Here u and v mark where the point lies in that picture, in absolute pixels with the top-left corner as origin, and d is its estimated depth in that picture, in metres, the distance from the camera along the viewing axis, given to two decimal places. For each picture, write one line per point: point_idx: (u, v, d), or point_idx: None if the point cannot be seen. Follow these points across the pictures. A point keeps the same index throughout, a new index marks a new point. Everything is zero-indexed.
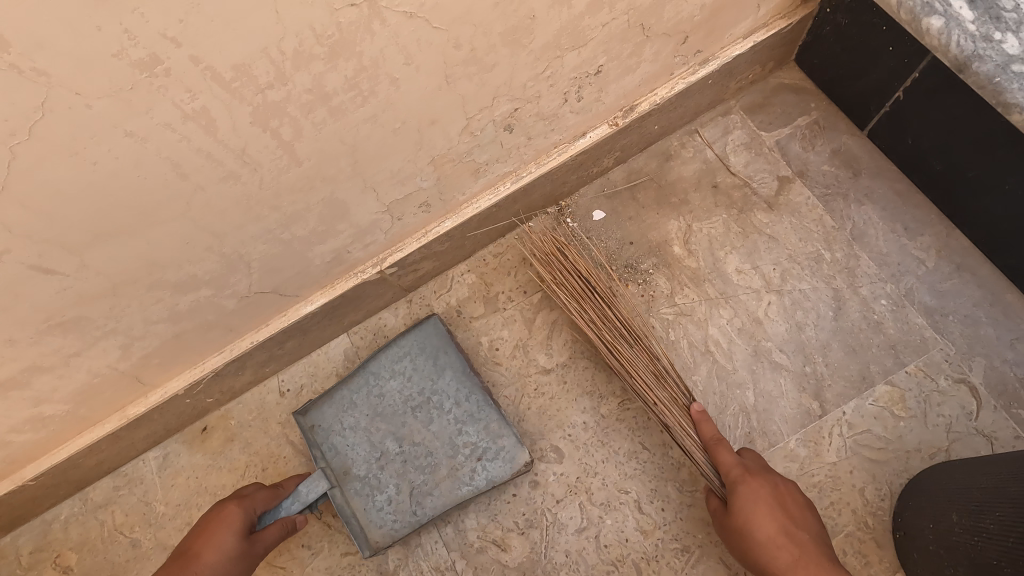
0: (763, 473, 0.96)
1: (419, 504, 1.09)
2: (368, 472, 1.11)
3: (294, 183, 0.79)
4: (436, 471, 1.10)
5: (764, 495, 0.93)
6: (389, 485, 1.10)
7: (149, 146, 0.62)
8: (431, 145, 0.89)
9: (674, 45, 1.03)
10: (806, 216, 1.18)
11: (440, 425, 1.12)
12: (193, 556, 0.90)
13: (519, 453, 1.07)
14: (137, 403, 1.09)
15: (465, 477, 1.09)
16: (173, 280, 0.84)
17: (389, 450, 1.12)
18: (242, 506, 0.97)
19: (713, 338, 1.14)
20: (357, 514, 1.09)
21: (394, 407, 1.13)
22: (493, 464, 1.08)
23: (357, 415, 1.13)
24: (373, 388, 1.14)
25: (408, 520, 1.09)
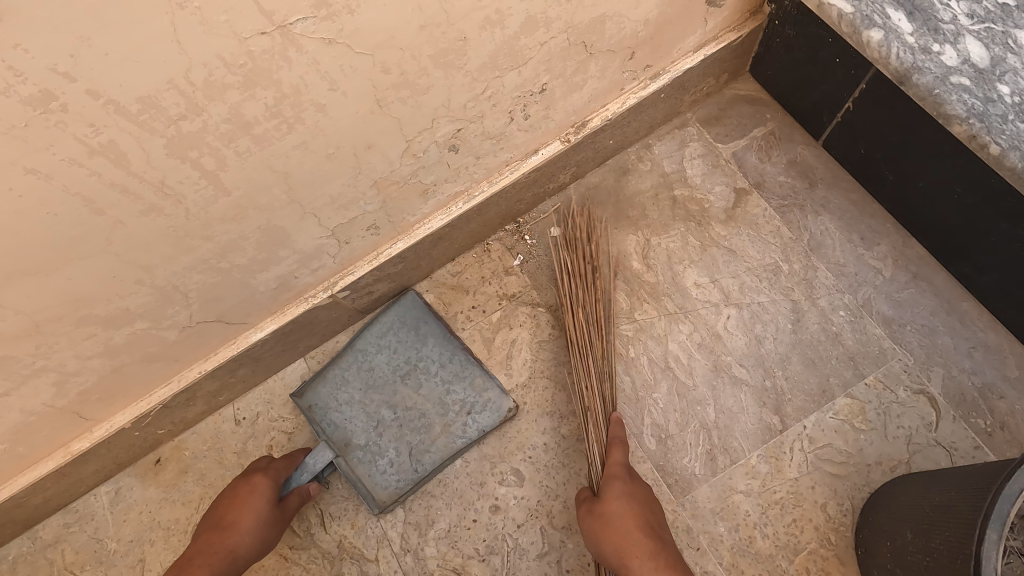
0: (641, 483, 0.99)
1: (419, 461, 1.10)
2: (368, 441, 1.11)
3: (225, 213, 0.77)
4: (431, 429, 1.12)
5: (627, 498, 0.95)
6: (389, 449, 1.11)
7: (54, 183, 0.60)
8: (371, 169, 0.87)
9: (621, 61, 1.02)
10: (764, 228, 1.17)
11: (430, 386, 1.13)
12: (230, 526, 0.97)
13: (503, 401, 1.11)
14: (81, 438, 1.06)
15: (457, 430, 1.11)
16: (104, 315, 0.82)
17: (385, 418, 1.13)
18: (268, 476, 1.02)
19: (673, 354, 1.12)
20: (363, 478, 1.09)
21: (384, 378, 1.14)
22: (480, 416, 1.11)
23: (350, 390, 1.14)
24: (362, 363, 1.15)
25: (411, 476, 1.10)
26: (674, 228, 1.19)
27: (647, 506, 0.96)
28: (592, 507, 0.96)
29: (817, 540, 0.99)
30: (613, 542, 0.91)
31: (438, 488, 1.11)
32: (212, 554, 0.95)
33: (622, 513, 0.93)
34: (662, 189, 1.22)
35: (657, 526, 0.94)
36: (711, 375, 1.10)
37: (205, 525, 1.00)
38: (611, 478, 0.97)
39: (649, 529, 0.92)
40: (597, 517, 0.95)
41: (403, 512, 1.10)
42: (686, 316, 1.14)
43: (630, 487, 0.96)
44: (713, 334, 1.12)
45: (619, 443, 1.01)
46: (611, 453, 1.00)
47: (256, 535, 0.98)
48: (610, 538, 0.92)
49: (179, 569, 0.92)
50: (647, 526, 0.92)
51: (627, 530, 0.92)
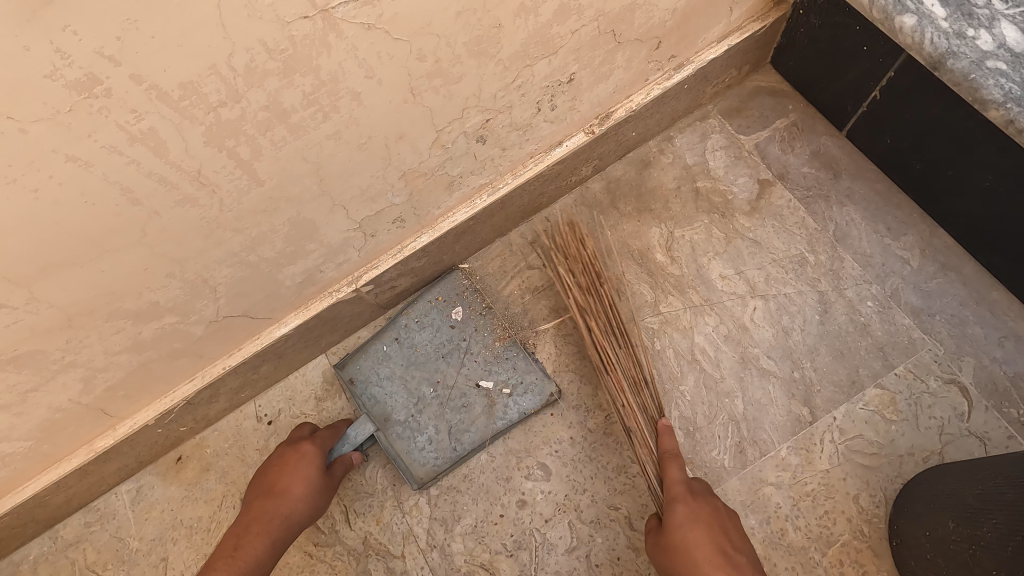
0: (704, 495, 0.94)
1: (458, 440, 1.11)
2: (407, 417, 1.12)
3: (257, 204, 0.76)
4: (472, 409, 1.12)
5: (706, 515, 0.91)
6: (428, 427, 1.11)
7: (93, 171, 0.59)
8: (400, 159, 0.86)
9: (646, 51, 1.01)
10: (788, 219, 1.17)
11: (472, 366, 1.14)
12: (282, 493, 0.97)
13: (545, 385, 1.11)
14: (105, 435, 1.05)
15: (497, 412, 1.11)
16: (134, 308, 0.81)
17: (425, 395, 1.13)
18: (316, 444, 1.02)
19: (699, 346, 1.11)
20: (401, 453, 1.10)
21: (426, 355, 1.15)
22: (521, 399, 1.11)
23: (391, 365, 1.14)
24: (405, 338, 1.16)
25: (450, 455, 1.10)
26: (698, 220, 1.19)
27: (717, 523, 0.91)
28: (659, 539, 0.93)
29: (850, 532, 0.98)
30: (680, 566, 0.88)
31: (465, 483, 1.10)
32: (267, 522, 0.95)
33: (700, 542, 0.88)
34: (685, 181, 1.21)
35: (731, 542, 0.89)
36: (737, 367, 1.09)
37: (255, 491, 1.00)
38: (672, 501, 0.93)
39: (722, 556, 0.87)
40: (665, 549, 0.91)
41: (429, 508, 1.09)
42: (712, 308, 1.13)
43: (695, 511, 0.91)
44: (739, 326, 1.11)
45: (672, 459, 0.96)
46: (667, 470, 0.96)
47: (311, 500, 0.98)
48: (678, 564, 0.88)
49: (238, 538, 0.92)
50: (717, 552, 0.87)
51: (699, 556, 0.87)
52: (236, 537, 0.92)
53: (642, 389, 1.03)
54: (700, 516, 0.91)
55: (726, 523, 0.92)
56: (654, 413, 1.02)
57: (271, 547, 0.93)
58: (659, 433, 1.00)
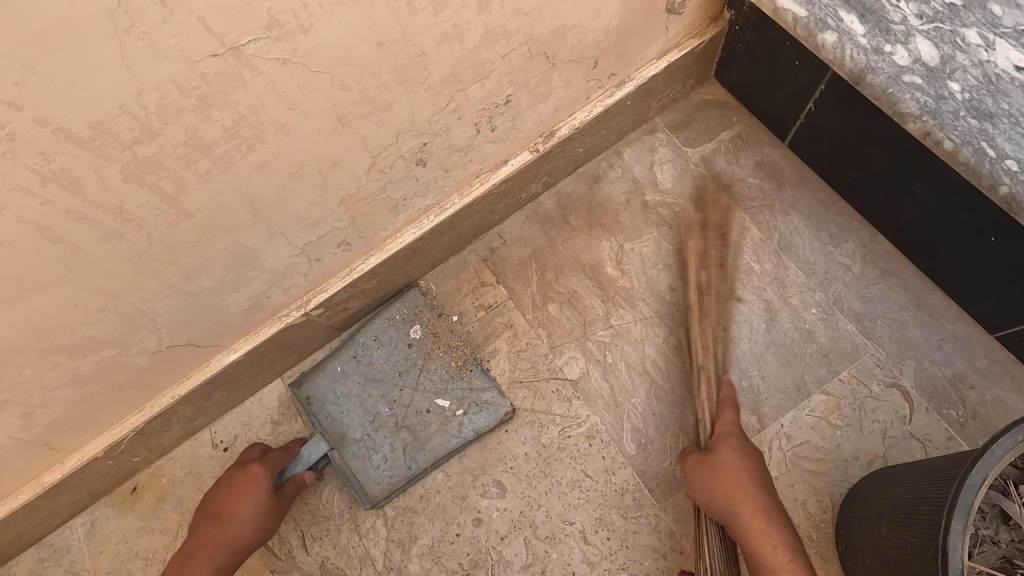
0: (749, 441, 1.00)
1: (414, 459, 1.10)
2: (363, 435, 1.12)
3: (188, 236, 0.77)
4: (427, 427, 1.12)
5: (746, 450, 0.96)
6: (384, 445, 1.11)
7: (6, 213, 0.59)
8: (338, 186, 0.87)
9: (585, 71, 1.03)
10: (734, 229, 1.19)
11: (429, 383, 1.14)
12: (229, 517, 0.97)
13: (501, 403, 1.12)
14: (53, 470, 1.03)
15: (453, 430, 1.11)
16: (69, 344, 0.80)
17: (382, 413, 1.13)
18: (266, 465, 1.02)
19: (650, 358, 1.13)
20: (355, 472, 1.10)
21: (384, 372, 1.15)
22: (477, 416, 1.11)
23: (349, 383, 1.14)
24: (362, 356, 1.16)
25: (405, 473, 1.10)
26: (647, 233, 1.21)
27: (757, 457, 0.97)
28: (702, 457, 0.97)
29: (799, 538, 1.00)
30: (731, 484, 0.92)
31: (421, 504, 1.10)
32: (214, 546, 0.94)
33: (743, 474, 0.92)
34: (633, 194, 1.24)
35: (767, 484, 0.94)
36: (688, 377, 1.11)
37: (203, 516, 0.99)
38: (723, 435, 0.98)
39: (762, 487, 0.92)
40: (710, 470, 0.94)
41: (385, 530, 1.09)
42: (662, 320, 1.15)
43: (743, 443, 0.97)
44: (689, 337, 1.13)
45: (729, 403, 1.02)
46: (722, 414, 1.01)
47: (262, 524, 0.98)
48: (723, 485, 0.92)
49: (183, 564, 0.91)
50: (759, 481, 0.93)
51: (750, 468, 0.94)
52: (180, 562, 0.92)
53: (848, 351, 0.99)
54: (738, 455, 0.95)
55: (757, 463, 0.95)
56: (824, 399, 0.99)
57: (217, 572, 0.92)
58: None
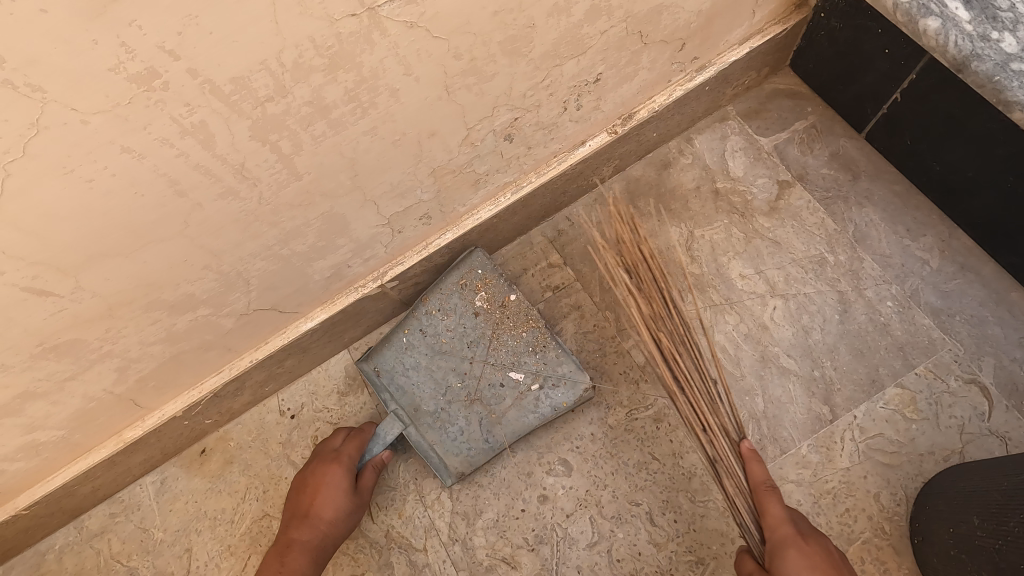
0: (812, 534, 0.89)
1: (490, 432, 1.09)
2: (437, 409, 1.11)
3: (293, 199, 0.78)
4: (502, 400, 1.10)
5: (821, 560, 0.86)
6: (459, 418, 1.10)
7: (145, 163, 0.61)
8: (431, 157, 0.88)
9: (671, 53, 1.03)
10: (807, 220, 1.18)
11: (499, 354, 1.11)
12: (316, 515, 1.02)
13: (579, 378, 1.07)
14: (133, 426, 1.06)
15: (530, 404, 1.09)
16: (171, 300, 0.82)
17: (453, 386, 1.11)
18: (344, 466, 1.04)
19: (719, 345, 1.12)
20: (433, 446, 1.09)
21: (452, 343, 1.12)
22: (553, 390, 1.09)
23: (417, 356, 1.12)
24: (429, 327, 1.13)
25: (482, 447, 1.09)
26: (717, 220, 1.21)
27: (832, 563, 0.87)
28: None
29: (871, 530, 0.99)
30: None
31: (486, 478, 1.11)
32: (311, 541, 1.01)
33: None
34: (704, 181, 1.24)
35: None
36: (758, 365, 1.10)
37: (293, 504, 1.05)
38: (784, 545, 0.87)
39: None
40: None
41: (450, 502, 1.10)
42: (732, 306, 1.15)
43: (809, 554, 0.86)
44: (759, 325, 1.13)
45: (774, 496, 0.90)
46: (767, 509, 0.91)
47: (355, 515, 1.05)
48: None
49: (281, 555, 0.99)
50: None
51: None
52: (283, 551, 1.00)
53: (719, 410, 0.95)
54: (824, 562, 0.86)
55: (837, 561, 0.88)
56: (735, 434, 0.96)
57: (316, 564, 1.01)
58: (743, 457, 0.94)
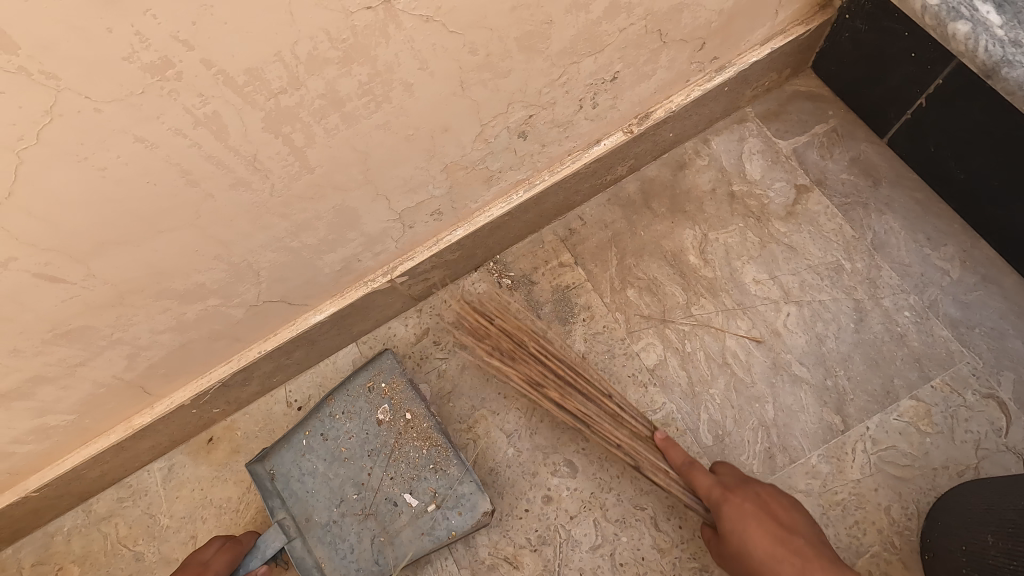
0: (742, 486, 0.92)
1: (382, 553, 1.05)
2: (329, 521, 1.07)
3: (305, 191, 0.78)
4: (397, 518, 1.06)
5: (750, 509, 0.88)
6: (350, 533, 1.06)
7: (158, 152, 0.61)
8: (444, 152, 0.87)
9: (690, 52, 1.01)
10: (825, 225, 1.16)
11: (401, 469, 1.09)
12: None
13: (478, 500, 1.03)
14: (142, 413, 1.07)
15: (424, 526, 1.05)
16: (181, 289, 0.83)
17: (349, 497, 1.08)
18: None
19: (730, 350, 1.11)
20: (319, 562, 1.05)
21: (352, 450, 1.10)
22: (451, 512, 1.05)
23: (315, 461, 1.10)
24: (330, 432, 1.11)
25: (371, 569, 1.04)
26: (732, 223, 1.19)
27: (766, 505, 0.89)
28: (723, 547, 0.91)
29: (881, 543, 0.97)
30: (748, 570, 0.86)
31: (490, 477, 1.10)
32: None
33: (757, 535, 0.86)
34: (720, 184, 1.22)
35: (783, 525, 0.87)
36: (769, 372, 1.08)
37: None
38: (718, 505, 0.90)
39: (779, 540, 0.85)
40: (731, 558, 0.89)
41: None
42: (744, 312, 1.13)
43: (741, 506, 0.89)
44: (772, 331, 1.11)
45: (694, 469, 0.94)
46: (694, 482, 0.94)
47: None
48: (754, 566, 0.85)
49: None
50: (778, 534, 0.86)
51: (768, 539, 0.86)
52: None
53: (621, 422, 1.02)
54: (747, 511, 0.88)
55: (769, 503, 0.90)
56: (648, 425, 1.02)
57: None
58: (663, 449, 0.99)
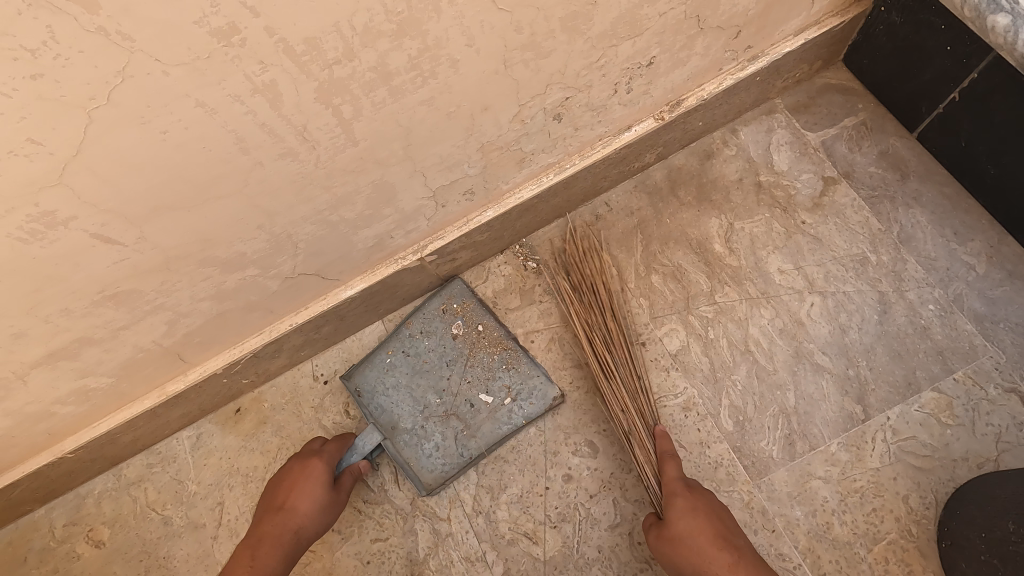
0: (704, 492, 0.96)
1: (465, 446, 1.13)
2: (415, 425, 1.15)
3: (347, 164, 0.80)
4: (477, 415, 1.14)
5: (701, 511, 0.92)
6: (435, 433, 1.14)
7: (216, 118, 0.63)
8: (481, 132, 0.89)
9: (725, 40, 1.02)
10: (851, 218, 1.17)
11: (476, 372, 1.16)
12: (291, 509, 0.99)
13: (549, 388, 1.13)
14: (175, 380, 1.10)
15: (502, 417, 1.13)
16: (224, 258, 0.85)
17: (432, 403, 1.16)
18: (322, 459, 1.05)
19: (753, 338, 1.12)
20: (409, 461, 1.13)
21: (432, 361, 1.18)
22: (526, 403, 1.13)
23: (398, 374, 1.18)
24: (410, 349, 1.19)
25: (458, 460, 1.12)
26: (758, 213, 1.20)
27: (714, 515, 0.93)
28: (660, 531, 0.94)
29: (898, 531, 0.98)
30: (688, 557, 0.89)
31: (512, 454, 1.13)
32: (278, 536, 0.97)
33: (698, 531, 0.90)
34: (747, 174, 1.23)
35: (727, 530, 0.90)
36: (791, 361, 1.10)
37: (265, 507, 1.02)
38: (671, 496, 0.95)
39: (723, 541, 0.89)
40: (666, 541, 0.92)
41: (476, 475, 1.13)
42: (768, 301, 1.14)
43: (692, 503, 0.93)
44: (795, 320, 1.12)
45: (668, 458, 0.98)
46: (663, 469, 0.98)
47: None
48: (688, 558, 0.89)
49: (254, 549, 0.95)
50: (716, 537, 0.89)
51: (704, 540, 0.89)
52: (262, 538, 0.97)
53: (638, 397, 1.06)
54: (697, 509, 0.92)
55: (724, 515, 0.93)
56: (651, 419, 1.05)
57: (284, 562, 0.95)
58: (654, 436, 1.03)
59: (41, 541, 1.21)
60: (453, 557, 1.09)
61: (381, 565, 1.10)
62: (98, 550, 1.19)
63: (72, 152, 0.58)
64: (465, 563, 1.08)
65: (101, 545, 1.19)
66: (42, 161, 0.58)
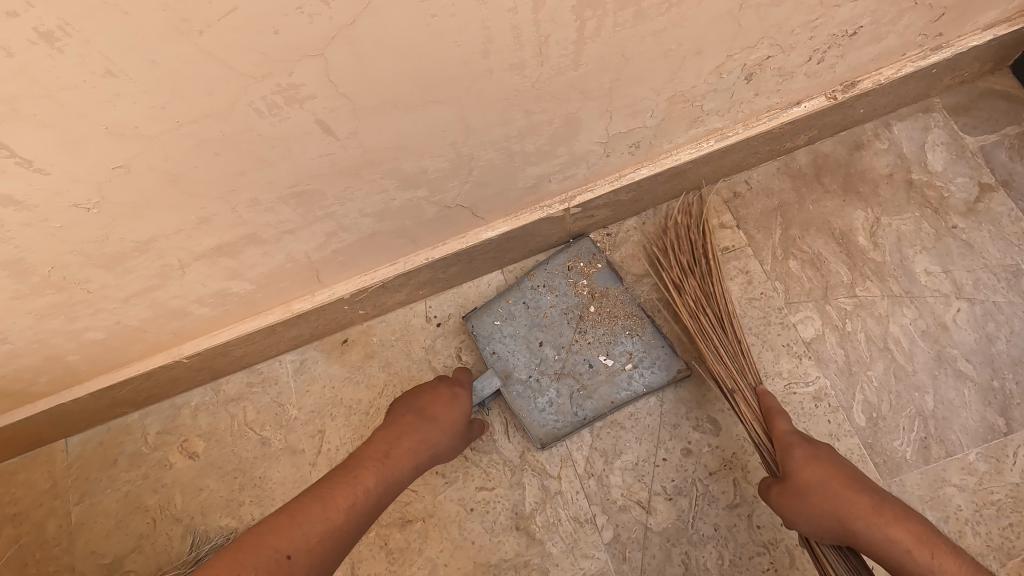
0: None
1: (580, 406, 1.10)
2: (529, 378, 1.12)
3: (558, 90, 0.77)
4: (595, 376, 1.11)
5: None
6: (549, 389, 1.12)
7: (481, 10, 0.61)
8: (682, 79, 0.85)
9: (925, 22, 0.98)
10: (1007, 227, 1.13)
11: (597, 334, 1.13)
12: (432, 418, 0.94)
13: (673, 360, 1.10)
14: (302, 299, 1.07)
15: (621, 382, 1.11)
16: (407, 171, 0.82)
17: (548, 358, 1.13)
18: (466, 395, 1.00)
19: (894, 336, 1.09)
20: (521, 413, 1.11)
21: (552, 317, 1.15)
22: (647, 371, 1.10)
23: (515, 325, 1.15)
24: (530, 302, 1.16)
25: (571, 419, 1.10)
26: (908, 211, 1.16)
27: None
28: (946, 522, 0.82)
29: None
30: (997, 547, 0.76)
31: (629, 421, 1.10)
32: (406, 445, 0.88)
33: None
34: (898, 169, 1.19)
35: None
36: (933, 364, 1.06)
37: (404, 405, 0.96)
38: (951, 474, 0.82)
39: None
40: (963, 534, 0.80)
41: (590, 437, 1.10)
42: (911, 300, 1.11)
43: None
44: (939, 324, 1.09)
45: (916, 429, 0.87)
46: None
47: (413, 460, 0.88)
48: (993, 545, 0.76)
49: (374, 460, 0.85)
50: None
51: None
52: (227, 559, 0.66)
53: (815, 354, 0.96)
54: None
55: None
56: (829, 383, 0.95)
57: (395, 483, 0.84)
58: None
59: (134, 446, 1.19)
60: (562, 516, 1.07)
61: (485, 514, 1.08)
62: (192, 461, 1.18)
63: (349, 20, 0.56)
64: (573, 524, 1.06)
65: (195, 457, 1.18)
66: (319, 24, 0.56)
